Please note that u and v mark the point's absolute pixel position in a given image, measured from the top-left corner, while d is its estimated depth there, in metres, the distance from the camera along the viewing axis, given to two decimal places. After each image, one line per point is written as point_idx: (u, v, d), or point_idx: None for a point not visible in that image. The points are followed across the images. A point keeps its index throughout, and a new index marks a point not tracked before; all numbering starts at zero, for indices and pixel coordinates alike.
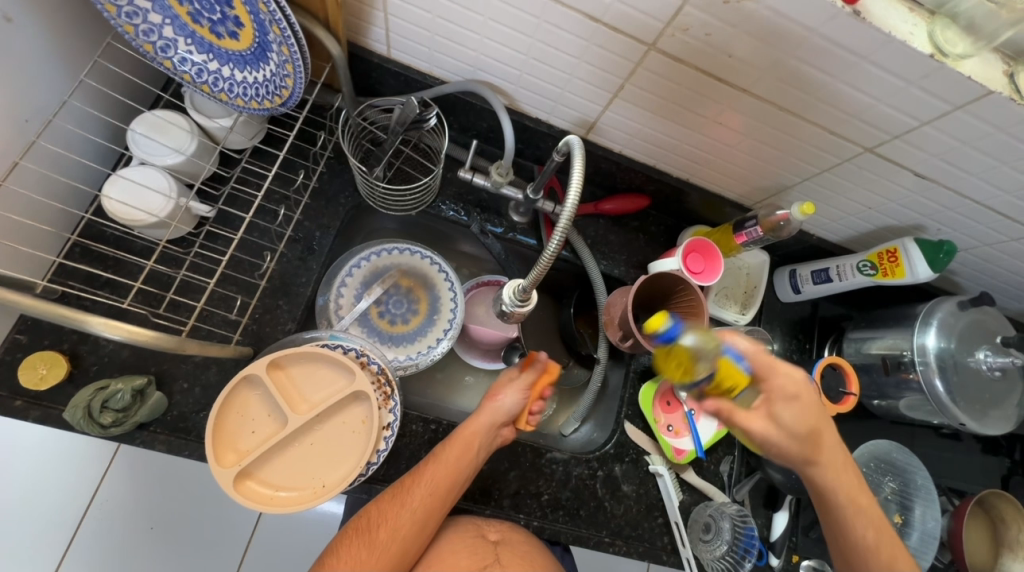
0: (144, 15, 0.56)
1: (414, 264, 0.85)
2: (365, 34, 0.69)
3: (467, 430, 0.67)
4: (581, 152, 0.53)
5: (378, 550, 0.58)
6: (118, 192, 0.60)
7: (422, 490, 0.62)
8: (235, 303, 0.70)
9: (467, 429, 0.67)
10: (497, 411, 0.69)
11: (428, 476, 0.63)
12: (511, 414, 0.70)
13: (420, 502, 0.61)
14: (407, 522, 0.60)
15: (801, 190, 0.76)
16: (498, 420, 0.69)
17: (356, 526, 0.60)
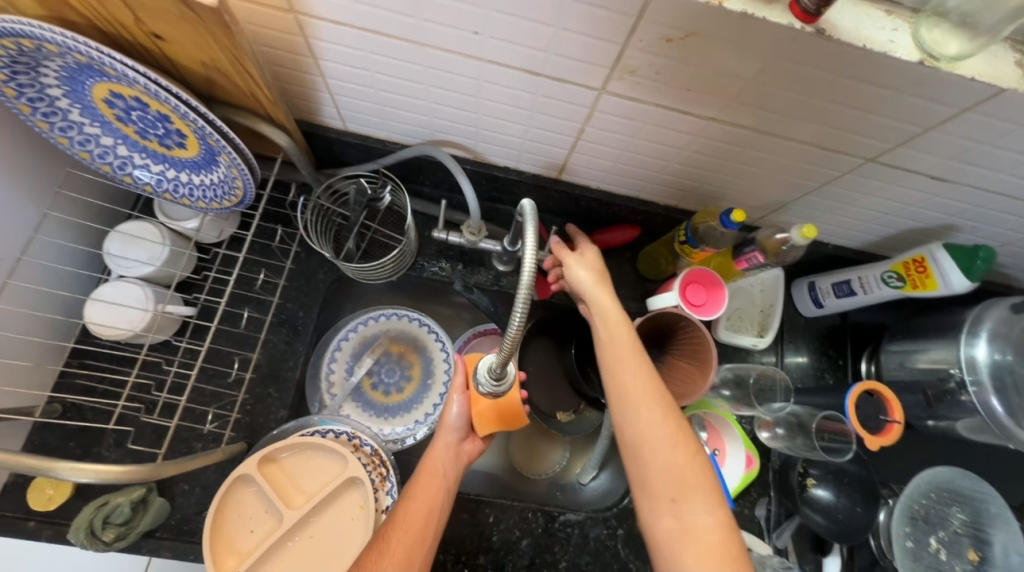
0: (96, 140, 0.57)
1: (404, 328, 0.83)
2: (318, 114, 0.68)
3: (431, 461, 0.61)
4: (534, 215, 0.48)
5: None
6: (97, 312, 0.61)
7: (399, 530, 0.56)
8: (225, 397, 0.70)
9: (428, 460, 0.61)
10: (448, 429, 0.63)
11: (402, 517, 0.57)
12: (463, 426, 0.63)
13: (400, 545, 0.55)
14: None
15: (803, 205, 0.69)
16: (455, 439, 0.62)
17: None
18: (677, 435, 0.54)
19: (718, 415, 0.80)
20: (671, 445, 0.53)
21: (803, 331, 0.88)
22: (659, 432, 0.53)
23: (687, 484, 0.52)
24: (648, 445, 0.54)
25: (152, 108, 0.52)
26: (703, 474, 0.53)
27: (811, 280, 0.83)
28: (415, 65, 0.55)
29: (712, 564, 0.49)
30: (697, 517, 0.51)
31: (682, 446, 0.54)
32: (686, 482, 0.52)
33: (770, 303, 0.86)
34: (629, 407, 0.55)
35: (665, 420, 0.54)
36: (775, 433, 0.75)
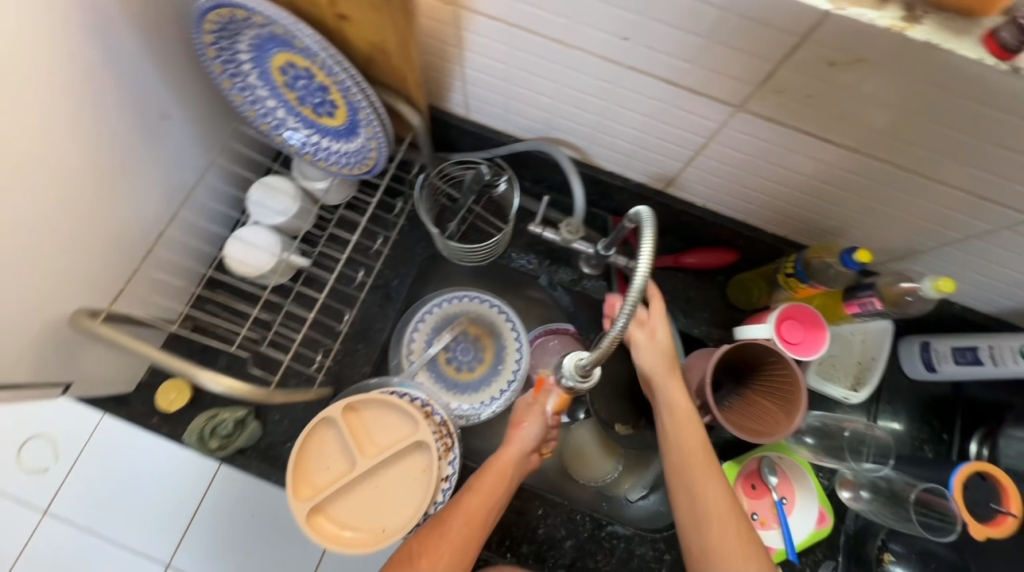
0: (263, 102, 0.65)
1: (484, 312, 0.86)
2: (446, 100, 0.73)
3: (499, 461, 0.63)
4: (652, 225, 0.48)
5: None
6: (235, 250, 0.70)
7: (460, 521, 0.58)
8: (322, 345, 0.77)
9: (497, 460, 0.63)
10: (525, 439, 0.65)
11: (465, 508, 0.59)
12: (537, 441, 0.65)
13: (459, 533, 0.57)
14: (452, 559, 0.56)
15: (936, 256, 0.63)
16: (527, 449, 0.64)
17: (400, 561, 0.57)
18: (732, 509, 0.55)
19: (794, 463, 0.75)
20: (727, 517, 0.55)
21: (905, 395, 0.80)
22: (711, 500, 0.56)
23: (745, 554, 0.53)
24: (700, 514, 0.55)
25: (316, 79, 0.59)
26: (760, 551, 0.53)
27: (926, 339, 0.75)
28: (554, 65, 0.57)
29: None
30: None
31: (738, 520, 0.55)
32: (743, 557, 0.53)
33: (870, 356, 0.79)
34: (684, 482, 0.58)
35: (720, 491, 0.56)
36: (858, 496, 0.70)
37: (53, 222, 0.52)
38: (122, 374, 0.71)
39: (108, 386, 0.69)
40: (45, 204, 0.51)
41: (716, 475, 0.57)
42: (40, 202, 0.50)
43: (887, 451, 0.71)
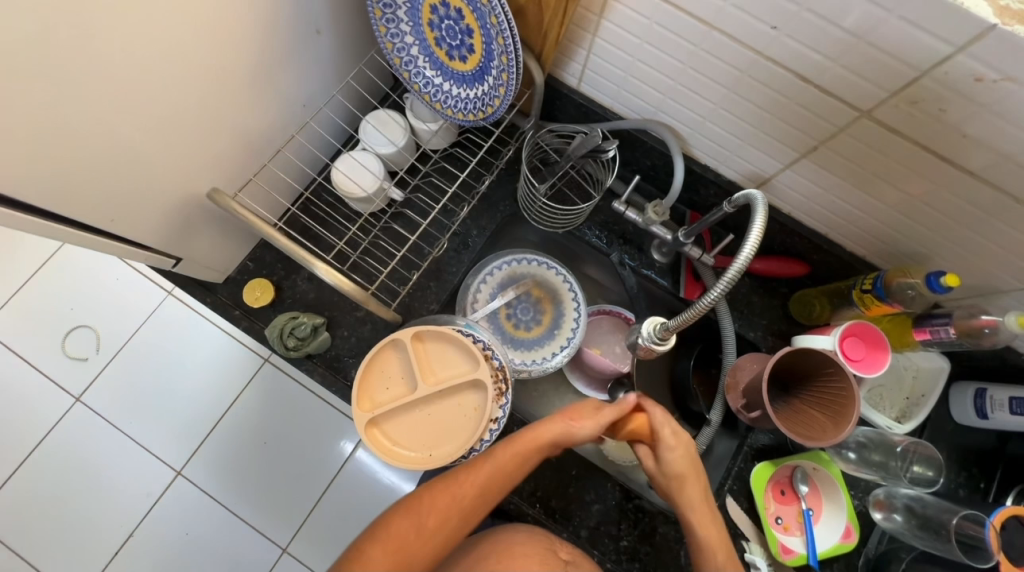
0: (402, 37, 0.69)
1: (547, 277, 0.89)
2: (563, 67, 0.76)
3: (523, 443, 0.59)
4: (765, 208, 0.51)
5: (426, 532, 0.56)
6: (345, 167, 0.76)
7: (470, 486, 0.58)
8: (399, 276, 0.82)
9: (519, 443, 0.59)
10: (559, 430, 0.60)
11: (475, 472, 0.58)
12: (570, 435, 0.60)
13: (467, 499, 0.57)
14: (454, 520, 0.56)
15: (1018, 298, 0.64)
16: (558, 438, 0.60)
17: (413, 501, 0.58)
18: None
19: (829, 476, 0.77)
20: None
21: (949, 440, 0.80)
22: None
23: None
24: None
25: (464, 22, 0.64)
26: None
27: (982, 386, 0.76)
28: (688, 45, 0.60)
29: None
30: None
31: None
32: None
33: (920, 392, 0.80)
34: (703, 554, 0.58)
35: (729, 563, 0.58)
36: (890, 517, 0.74)
37: (215, 99, 0.58)
38: (219, 263, 0.77)
39: (207, 271, 0.75)
40: (214, 81, 0.56)
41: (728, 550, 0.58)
42: (211, 79, 0.56)
43: (930, 481, 0.71)
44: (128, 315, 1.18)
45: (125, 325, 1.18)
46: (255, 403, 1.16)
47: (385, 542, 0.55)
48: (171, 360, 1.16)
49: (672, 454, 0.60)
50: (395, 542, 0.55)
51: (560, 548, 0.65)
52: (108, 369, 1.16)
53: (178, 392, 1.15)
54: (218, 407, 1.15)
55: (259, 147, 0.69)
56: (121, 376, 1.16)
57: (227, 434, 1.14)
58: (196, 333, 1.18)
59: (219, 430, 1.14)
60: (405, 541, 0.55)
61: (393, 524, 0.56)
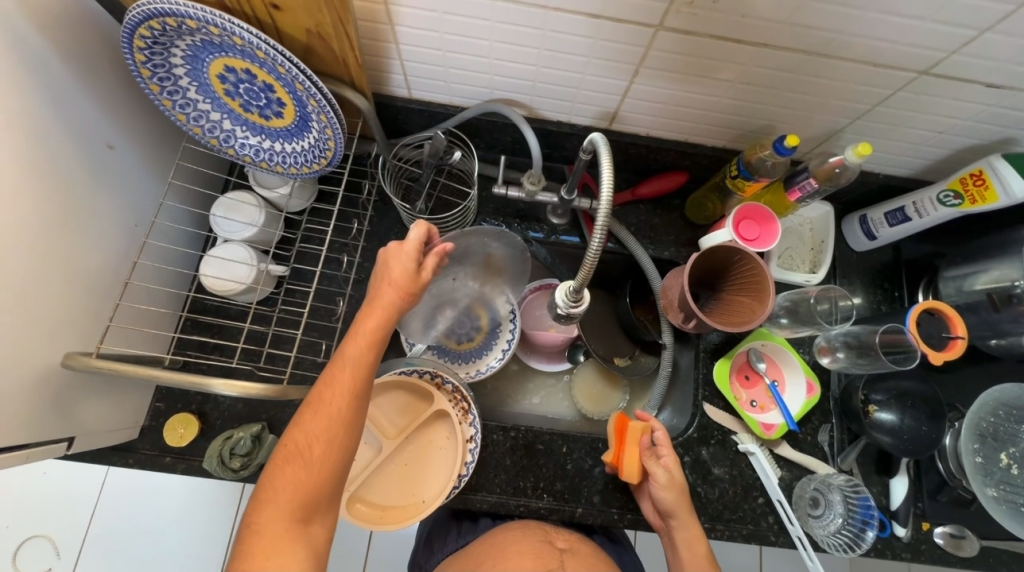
0: (207, 116, 0.65)
1: (492, 266, 0.82)
2: (386, 83, 0.75)
3: (365, 329, 0.56)
4: (608, 147, 0.52)
5: (296, 490, 0.51)
6: (213, 269, 0.71)
7: (317, 419, 0.53)
8: (321, 346, 0.78)
9: (363, 332, 0.56)
10: (388, 311, 0.57)
11: (330, 388, 0.54)
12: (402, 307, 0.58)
13: (318, 432, 0.52)
14: (340, 433, 0.53)
15: (854, 130, 0.71)
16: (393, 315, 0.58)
17: (284, 453, 0.52)
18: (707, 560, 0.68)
19: (776, 346, 0.84)
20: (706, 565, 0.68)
21: (857, 267, 0.88)
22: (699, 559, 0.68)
23: None
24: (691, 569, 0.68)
25: (259, 79, 0.60)
26: None
27: (862, 213, 0.84)
28: (484, 22, 0.60)
29: None
30: None
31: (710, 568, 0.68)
32: None
33: (820, 241, 0.87)
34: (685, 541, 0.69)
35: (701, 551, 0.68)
36: (835, 357, 0.81)
37: (27, 265, 0.52)
38: (125, 420, 0.70)
39: (114, 434, 0.67)
40: (22, 249, 0.51)
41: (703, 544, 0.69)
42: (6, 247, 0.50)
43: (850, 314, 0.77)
44: (69, 512, 1.06)
45: (72, 523, 1.06)
46: None
47: (274, 503, 0.51)
48: (142, 528, 1.07)
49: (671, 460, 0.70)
50: (284, 496, 0.51)
51: (556, 539, 0.74)
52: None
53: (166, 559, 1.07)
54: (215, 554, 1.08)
55: (104, 287, 0.63)
56: None
57: None
58: (155, 494, 1.08)
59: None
60: (296, 487, 0.51)
61: (274, 485, 0.51)
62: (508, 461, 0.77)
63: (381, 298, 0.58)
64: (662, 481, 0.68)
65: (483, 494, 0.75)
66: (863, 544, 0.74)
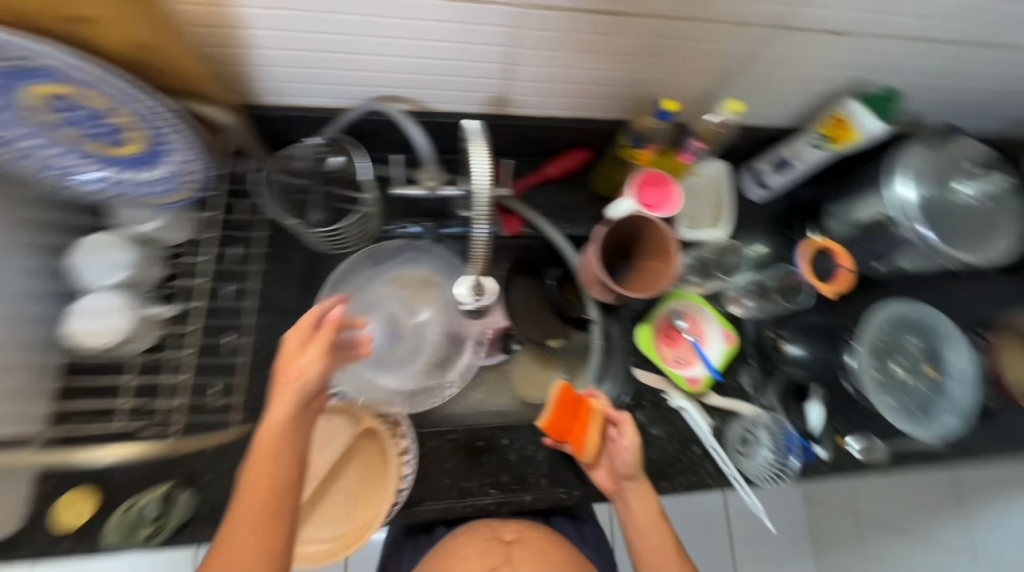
0: (36, 151, 0.57)
1: (422, 285, 0.84)
2: (250, 92, 0.69)
3: (274, 426, 0.53)
4: (479, 136, 0.52)
5: None
6: (82, 321, 0.63)
7: (241, 535, 0.49)
8: (224, 387, 0.71)
9: (274, 432, 0.52)
10: (299, 398, 0.54)
11: (248, 502, 0.50)
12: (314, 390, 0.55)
13: (241, 550, 0.49)
14: (269, 546, 0.50)
15: (728, 88, 0.74)
16: (305, 399, 0.55)
17: None
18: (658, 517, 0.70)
19: (692, 303, 0.87)
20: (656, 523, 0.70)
21: (757, 217, 0.92)
22: (648, 517, 0.70)
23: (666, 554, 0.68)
24: (641, 525, 0.70)
25: (95, 104, 0.54)
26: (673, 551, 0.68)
27: (752, 165, 0.89)
28: (340, 14, 0.57)
29: None
30: None
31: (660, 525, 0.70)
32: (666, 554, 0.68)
33: (721, 197, 0.90)
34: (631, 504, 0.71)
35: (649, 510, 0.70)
36: (745, 304, 0.87)
37: None
38: None
39: None
40: None
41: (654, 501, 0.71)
42: None
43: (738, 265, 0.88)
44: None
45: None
46: None
47: None
48: None
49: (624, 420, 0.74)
50: None
51: (504, 532, 0.73)
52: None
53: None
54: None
55: None
56: None
57: None
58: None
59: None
60: None
61: None
62: (451, 464, 0.76)
63: (290, 386, 0.55)
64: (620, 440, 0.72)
65: (429, 502, 0.74)
66: (790, 471, 0.80)
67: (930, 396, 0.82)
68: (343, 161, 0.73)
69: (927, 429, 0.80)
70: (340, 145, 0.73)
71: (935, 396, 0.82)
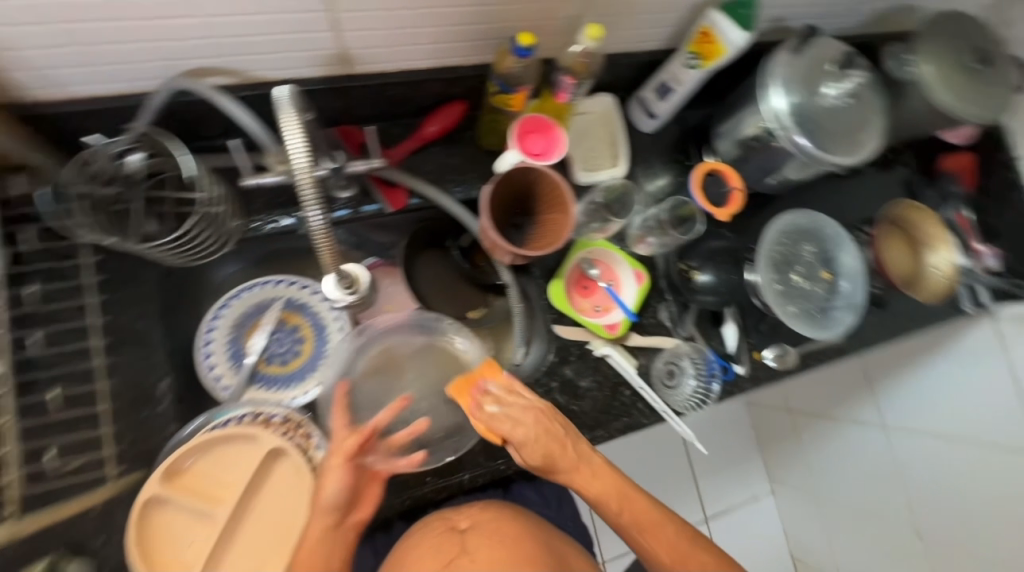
0: None
1: (391, 360, 0.75)
2: (13, 87, 0.54)
3: (314, 530, 0.55)
4: (289, 107, 0.48)
5: None
6: None
7: None
8: (91, 440, 0.62)
9: (313, 531, 0.55)
10: (326, 510, 0.55)
11: None
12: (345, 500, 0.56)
13: None
14: None
15: (592, 11, 0.68)
16: (335, 518, 0.56)
17: None
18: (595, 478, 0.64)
19: (600, 249, 0.85)
20: (597, 487, 0.64)
21: (652, 149, 0.90)
22: (588, 482, 0.64)
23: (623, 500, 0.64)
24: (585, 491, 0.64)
25: None
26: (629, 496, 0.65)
27: (639, 95, 0.85)
28: None
29: (654, 528, 0.64)
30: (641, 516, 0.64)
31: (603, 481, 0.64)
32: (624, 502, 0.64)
33: (614, 133, 0.86)
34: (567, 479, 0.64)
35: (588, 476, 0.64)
36: (648, 243, 0.85)
37: None
38: None
39: None
40: None
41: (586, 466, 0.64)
42: None
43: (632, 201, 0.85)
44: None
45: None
46: None
47: None
48: None
49: (514, 424, 0.62)
50: None
51: (458, 520, 0.66)
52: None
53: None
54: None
55: None
56: None
57: None
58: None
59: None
60: None
61: None
62: None
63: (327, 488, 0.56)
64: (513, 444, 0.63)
65: None
66: (712, 394, 0.84)
67: (827, 298, 0.87)
68: (142, 156, 0.61)
69: (827, 329, 0.84)
70: (155, 137, 0.61)
71: (830, 297, 0.87)
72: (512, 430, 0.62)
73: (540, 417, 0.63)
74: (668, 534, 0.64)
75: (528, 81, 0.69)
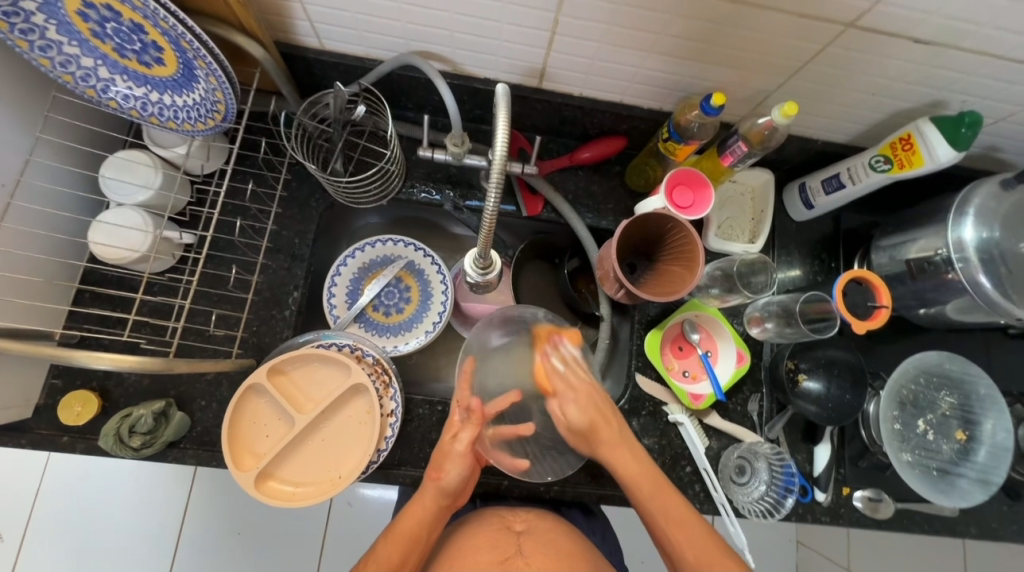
0: (76, 62, 0.57)
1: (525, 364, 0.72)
2: (292, 30, 0.68)
3: (423, 500, 0.63)
4: (504, 99, 0.49)
5: None
6: (101, 236, 0.64)
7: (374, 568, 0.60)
8: (231, 319, 0.73)
9: (420, 499, 0.64)
10: (442, 488, 0.64)
11: (393, 540, 0.61)
12: (458, 485, 0.64)
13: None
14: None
15: (789, 90, 0.68)
16: (443, 500, 0.64)
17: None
18: (645, 473, 0.62)
19: (709, 316, 0.82)
20: (648, 481, 0.62)
21: (795, 237, 0.86)
22: (632, 466, 0.62)
23: (680, 517, 0.59)
24: (624, 472, 0.62)
25: (125, 17, 0.53)
26: (684, 510, 0.60)
27: (802, 182, 0.82)
28: None
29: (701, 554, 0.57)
30: (690, 525, 0.59)
31: (657, 486, 0.62)
32: (677, 510, 0.60)
33: (761, 210, 0.84)
34: (611, 454, 0.63)
35: (639, 465, 0.62)
36: (765, 327, 0.81)
37: None
38: (12, 398, 0.65)
39: None
40: None
41: (638, 458, 0.63)
42: None
43: (767, 286, 0.78)
44: (14, 491, 1.07)
45: (17, 504, 1.07)
46: (206, 502, 1.11)
47: None
48: (93, 505, 1.08)
49: (571, 394, 0.65)
50: None
51: (514, 521, 0.69)
52: (26, 552, 1.06)
53: (118, 535, 1.08)
54: (173, 528, 1.10)
55: None
56: (43, 549, 1.06)
57: (194, 542, 1.10)
58: (103, 471, 1.09)
59: (184, 545, 1.10)
60: None
61: None
62: (434, 434, 0.75)
63: (448, 458, 0.64)
64: (567, 404, 0.65)
65: (407, 468, 0.73)
66: (783, 510, 0.75)
67: (954, 461, 0.76)
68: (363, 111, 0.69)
69: (944, 495, 0.72)
70: (372, 98, 0.73)
71: (960, 462, 0.75)
72: (564, 387, 0.65)
73: (589, 384, 0.66)
74: (698, 536, 0.58)
75: (701, 135, 0.71)
